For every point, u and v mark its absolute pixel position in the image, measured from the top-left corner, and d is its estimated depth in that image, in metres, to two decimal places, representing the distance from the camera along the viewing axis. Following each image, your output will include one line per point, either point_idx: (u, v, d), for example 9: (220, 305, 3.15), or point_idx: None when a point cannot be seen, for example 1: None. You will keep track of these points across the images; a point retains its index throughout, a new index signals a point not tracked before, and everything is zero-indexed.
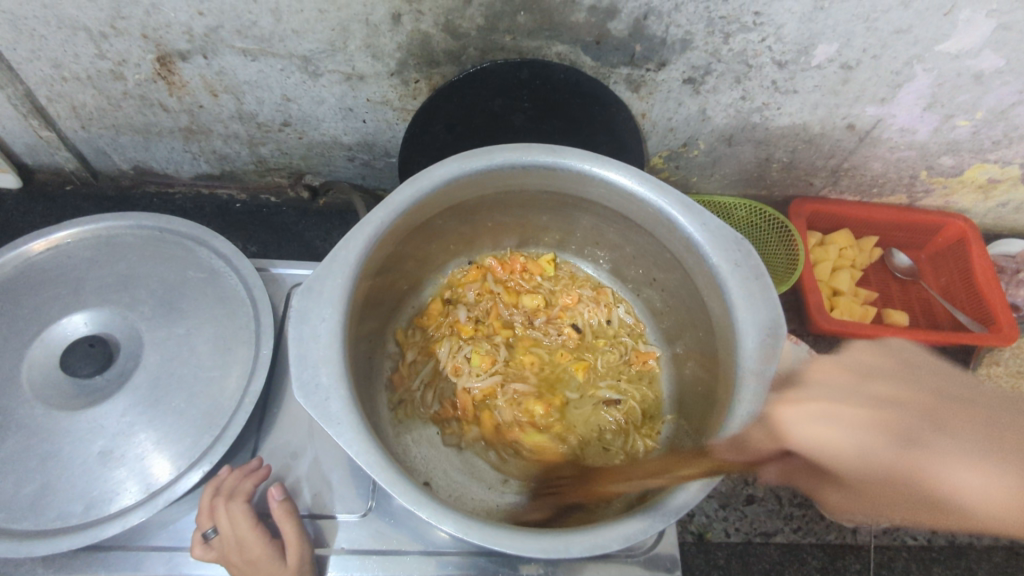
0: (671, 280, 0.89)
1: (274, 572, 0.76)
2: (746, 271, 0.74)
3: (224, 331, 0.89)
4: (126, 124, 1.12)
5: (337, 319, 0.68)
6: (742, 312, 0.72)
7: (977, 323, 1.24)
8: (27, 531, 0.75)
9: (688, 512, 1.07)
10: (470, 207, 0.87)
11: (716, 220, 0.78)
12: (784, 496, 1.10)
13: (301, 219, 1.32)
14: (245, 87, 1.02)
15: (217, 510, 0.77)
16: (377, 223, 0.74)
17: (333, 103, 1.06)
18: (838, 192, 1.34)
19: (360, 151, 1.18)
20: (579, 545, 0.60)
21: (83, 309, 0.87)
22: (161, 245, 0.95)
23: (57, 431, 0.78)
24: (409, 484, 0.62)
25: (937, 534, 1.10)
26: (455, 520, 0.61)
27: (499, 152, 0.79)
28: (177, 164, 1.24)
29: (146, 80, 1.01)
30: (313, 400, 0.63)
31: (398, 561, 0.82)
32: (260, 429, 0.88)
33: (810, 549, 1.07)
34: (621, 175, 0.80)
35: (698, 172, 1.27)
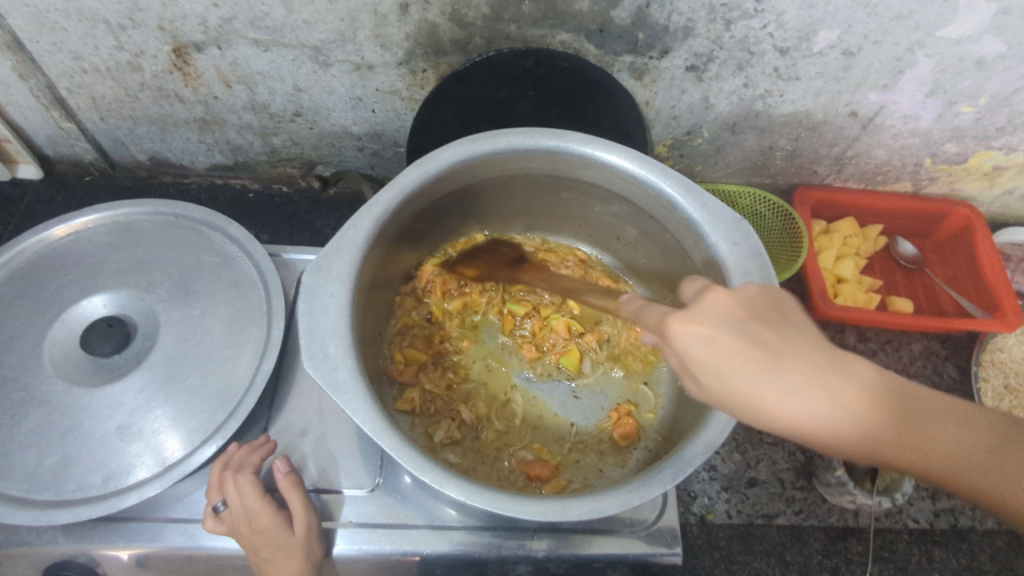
0: (672, 263, 0.90)
1: (283, 541, 0.79)
2: (744, 250, 0.76)
3: (238, 312, 0.92)
4: (143, 114, 1.15)
5: (346, 293, 0.70)
6: (740, 289, 0.74)
7: (981, 308, 1.25)
8: (49, 502, 0.78)
9: (691, 493, 1.09)
10: (477, 189, 0.89)
11: (715, 201, 0.79)
12: (787, 479, 1.11)
13: (312, 209, 1.33)
14: (258, 78, 1.05)
15: (226, 484, 0.80)
16: (383, 204, 0.76)
17: (342, 93, 1.08)
18: (843, 180, 1.34)
19: (369, 141, 1.21)
20: (578, 510, 0.62)
21: (102, 291, 0.90)
22: (178, 230, 0.98)
23: (79, 406, 0.81)
24: (412, 449, 0.64)
25: (939, 518, 1.11)
26: (456, 484, 0.63)
27: (502, 135, 0.81)
28: (192, 155, 1.27)
29: (162, 72, 1.04)
30: (321, 371, 0.66)
31: (405, 535, 0.85)
32: (271, 407, 0.91)
33: (813, 531, 1.08)
34: (621, 157, 0.82)
35: (702, 161, 1.28)
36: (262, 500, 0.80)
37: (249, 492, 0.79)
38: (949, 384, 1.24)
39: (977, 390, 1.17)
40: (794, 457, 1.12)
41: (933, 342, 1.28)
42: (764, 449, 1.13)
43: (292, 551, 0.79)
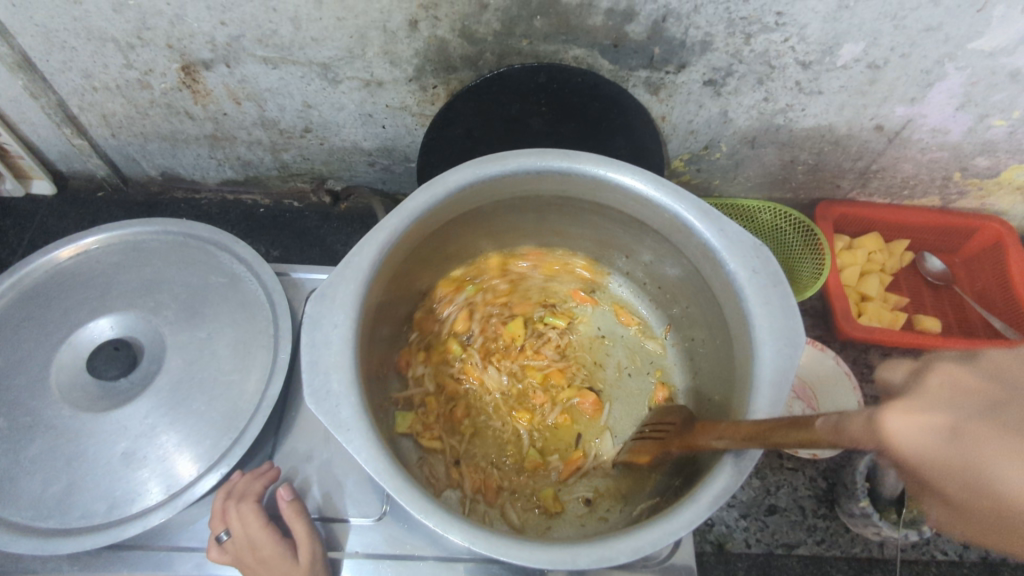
0: (689, 288, 0.87)
1: (288, 571, 0.77)
2: (764, 278, 0.73)
3: (245, 335, 0.90)
4: (154, 131, 1.14)
5: (349, 325, 0.68)
6: (760, 322, 0.71)
7: (1012, 329, 1.21)
8: (53, 530, 0.77)
9: (708, 521, 1.05)
10: (487, 212, 0.87)
11: (734, 226, 0.76)
12: (808, 507, 1.07)
13: (323, 223, 1.32)
14: (267, 95, 1.04)
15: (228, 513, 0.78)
16: (389, 230, 0.74)
17: (352, 110, 1.07)
18: (867, 194, 1.30)
19: (380, 156, 1.19)
20: (587, 557, 0.59)
21: (109, 313, 0.89)
22: (186, 250, 0.98)
23: (84, 432, 0.81)
24: (417, 490, 0.62)
25: (969, 549, 1.06)
26: (461, 529, 0.60)
27: (511, 157, 0.79)
28: (203, 170, 1.26)
29: (172, 89, 1.03)
30: (323, 407, 0.64)
31: (413, 566, 0.83)
32: (277, 433, 0.89)
33: (835, 563, 1.04)
34: (635, 179, 0.79)
35: (721, 175, 1.24)
36: (265, 529, 0.79)
37: (252, 521, 0.78)
38: None
39: None
40: (815, 484, 1.09)
41: None
42: (785, 474, 1.09)
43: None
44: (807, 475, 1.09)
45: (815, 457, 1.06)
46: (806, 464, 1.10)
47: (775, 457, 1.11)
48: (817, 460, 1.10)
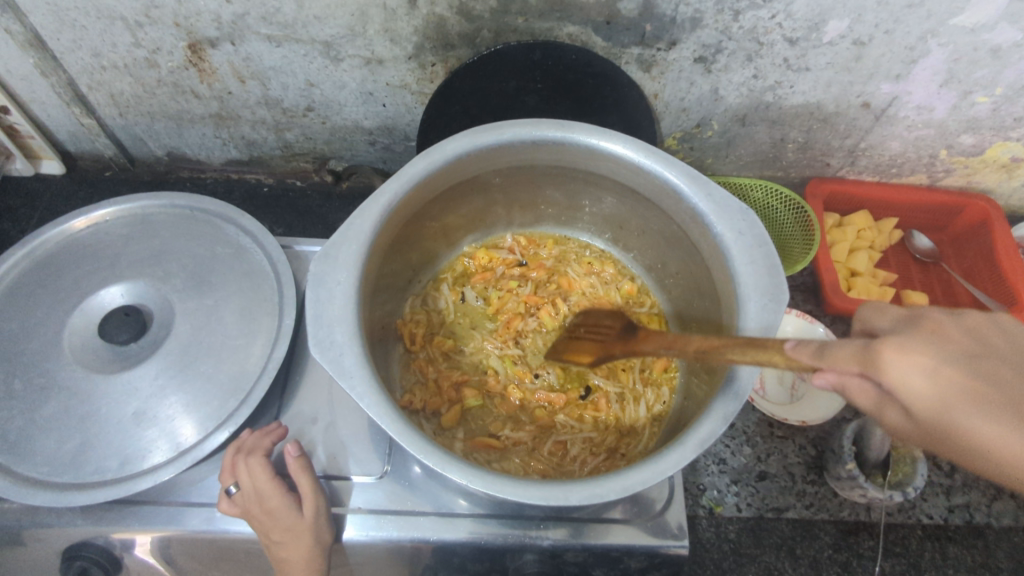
0: (679, 254, 0.91)
1: (292, 522, 0.80)
2: (750, 240, 0.76)
3: (251, 302, 0.94)
4: (160, 110, 1.17)
5: (352, 281, 0.71)
6: (745, 281, 0.74)
7: (997, 303, 1.24)
8: (68, 484, 0.80)
9: (700, 486, 1.09)
10: (484, 181, 0.91)
11: (721, 191, 0.79)
12: (797, 473, 1.10)
13: (325, 203, 1.35)
14: (270, 73, 1.07)
15: (238, 466, 0.82)
16: (391, 193, 0.78)
17: (354, 88, 1.10)
18: (857, 173, 1.33)
19: (381, 135, 1.22)
20: (578, 494, 0.62)
21: (119, 281, 0.92)
22: (193, 222, 1.01)
23: (97, 392, 0.84)
24: (416, 433, 0.65)
25: (954, 513, 1.09)
26: (459, 469, 0.63)
27: (508, 127, 0.82)
28: (208, 150, 1.29)
29: (178, 68, 1.06)
30: (328, 355, 0.67)
31: (414, 521, 0.86)
32: (282, 395, 0.93)
33: (823, 525, 1.07)
34: (626, 147, 0.82)
35: (713, 154, 1.27)
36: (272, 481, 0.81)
37: (260, 472, 0.81)
38: None
39: None
40: (804, 451, 1.12)
41: None
42: (774, 442, 1.13)
43: (302, 533, 0.80)
44: (796, 443, 1.13)
45: (804, 423, 1.08)
46: (795, 433, 1.13)
47: (766, 426, 1.14)
48: (806, 428, 1.14)
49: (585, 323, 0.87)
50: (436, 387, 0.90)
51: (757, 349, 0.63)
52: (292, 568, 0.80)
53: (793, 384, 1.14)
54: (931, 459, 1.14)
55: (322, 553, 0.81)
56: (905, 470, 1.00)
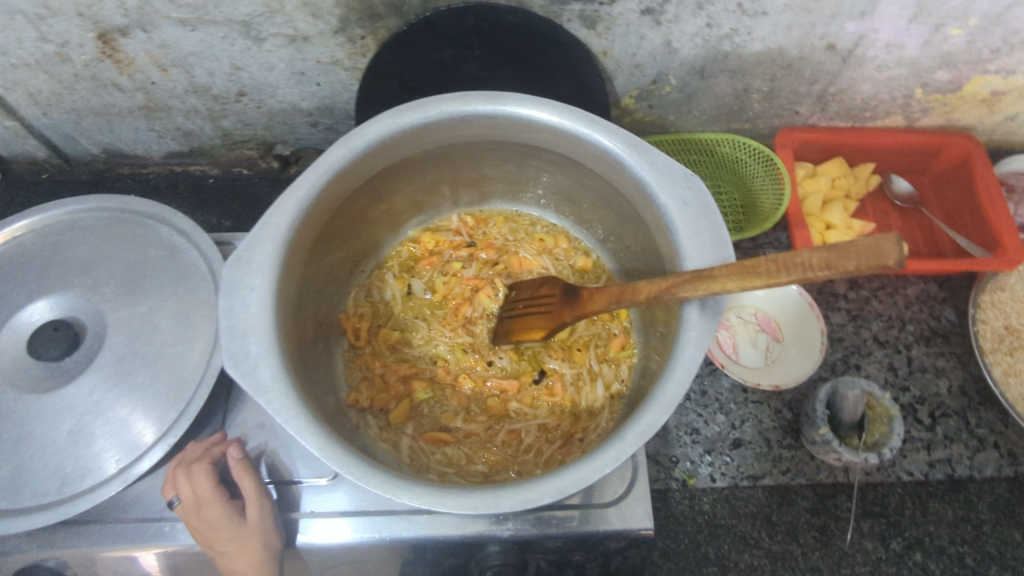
0: (630, 225, 0.86)
1: (236, 531, 0.78)
2: (695, 210, 0.71)
3: (186, 306, 0.90)
4: (86, 106, 1.11)
5: (267, 286, 0.67)
6: (690, 255, 0.69)
7: (979, 247, 1.19)
8: (6, 510, 0.78)
9: (672, 458, 1.05)
10: (417, 161, 0.85)
11: (664, 158, 0.74)
12: (773, 439, 1.07)
13: (273, 189, 1.27)
14: (191, 59, 1.00)
15: (179, 476, 0.79)
16: (309, 185, 0.72)
17: (283, 68, 1.03)
18: (829, 119, 1.26)
19: (322, 115, 1.16)
20: (512, 500, 0.59)
21: (46, 295, 0.88)
22: (122, 225, 0.96)
23: (28, 413, 0.81)
24: (339, 446, 0.61)
25: (935, 468, 1.06)
26: (387, 481, 0.60)
27: (432, 103, 0.76)
28: (145, 144, 1.23)
29: (93, 60, 1.00)
30: (243, 369, 0.63)
31: (369, 521, 0.83)
32: (227, 401, 0.89)
33: (800, 491, 1.04)
34: (561, 117, 0.76)
35: (674, 110, 1.21)
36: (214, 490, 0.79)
37: (202, 482, 0.79)
38: (947, 329, 1.18)
39: (976, 333, 1.10)
40: (780, 415, 1.08)
41: (931, 285, 1.22)
42: (749, 408, 1.09)
43: (247, 542, 0.78)
44: (771, 407, 1.09)
45: (777, 388, 1.04)
46: (770, 396, 1.09)
47: (739, 391, 1.10)
48: (781, 392, 1.10)
49: (530, 294, 0.85)
50: (383, 383, 0.86)
51: (706, 281, 0.64)
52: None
53: (766, 346, 1.12)
54: (911, 413, 1.10)
55: (271, 561, 0.79)
56: (882, 430, 0.97)
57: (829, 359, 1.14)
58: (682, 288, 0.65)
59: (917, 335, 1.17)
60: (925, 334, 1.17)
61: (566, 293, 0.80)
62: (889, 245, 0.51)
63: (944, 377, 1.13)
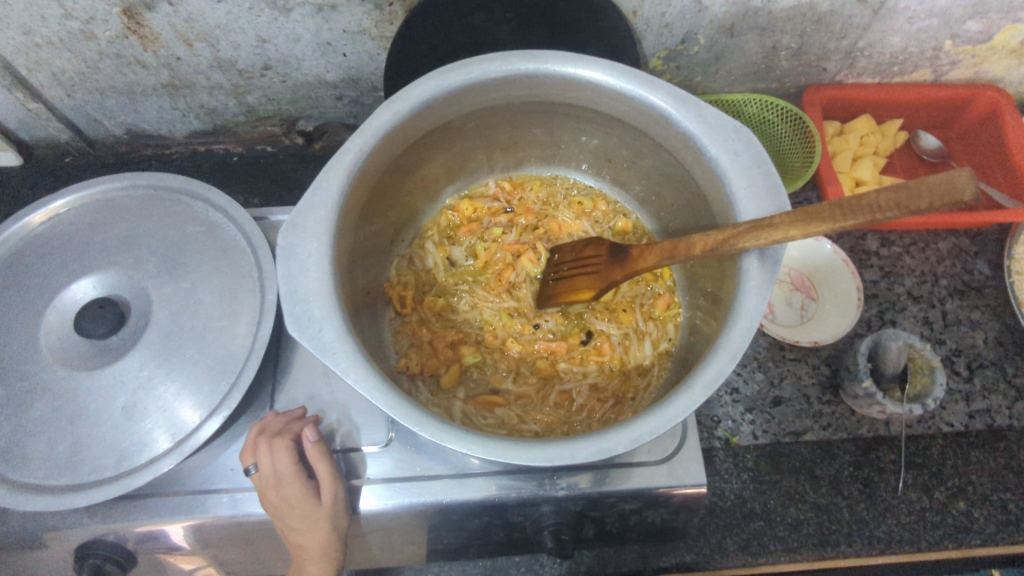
0: (673, 183, 0.85)
1: (312, 510, 0.79)
2: (747, 161, 0.70)
3: (229, 280, 0.89)
4: (110, 86, 1.10)
5: (324, 250, 0.66)
6: (746, 206, 0.69)
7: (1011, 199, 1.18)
8: (66, 486, 0.78)
9: (713, 417, 1.06)
10: (457, 126, 0.84)
11: (713, 110, 0.73)
12: (812, 395, 1.08)
13: (300, 166, 1.27)
14: (217, 33, 0.99)
15: (261, 447, 0.79)
16: (356, 150, 0.72)
17: (309, 39, 1.02)
18: (855, 75, 1.25)
19: (347, 88, 1.15)
20: (586, 451, 0.59)
21: (90, 274, 0.88)
22: (158, 203, 0.95)
23: (83, 390, 0.81)
24: (408, 405, 0.61)
25: (975, 419, 1.07)
26: (459, 437, 0.60)
27: (475, 64, 0.75)
28: (168, 123, 1.22)
29: (118, 37, 0.98)
30: (308, 333, 0.63)
31: (424, 485, 0.84)
32: (276, 373, 0.90)
33: (841, 445, 1.05)
34: (606, 74, 0.75)
35: (701, 71, 1.20)
36: (295, 467, 0.79)
37: (283, 459, 0.78)
38: (980, 282, 1.18)
39: (1012, 282, 1.11)
40: (818, 372, 1.09)
41: (962, 239, 1.22)
42: (787, 366, 1.10)
43: (321, 523, 0.79)
44: (810, 363, 1.10)
45: (817, 344, 1.05)
46: (808, 354, 1.11)
47: (777, 349, 1.11)
48: (819, 349, 1.10)
49: (575, 255, 0.84)
50: (432, 349, 0.86)
51: (768, 230, 0.63)
52: (306, 554, 0.79)
53: (802, 305, 1.12)
54: (948, 366, 1.11)
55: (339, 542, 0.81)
56: (924, 381, 0.98)
57: (864, 315, 1.14)
58: (742, 239, 0.64)
59: (951, 290, 1.17)
60: (959, 288, 1.17)
61: (613, 252, 0.79)
62: (964, 181, 0.52)
63: (980, 330, 1.14)
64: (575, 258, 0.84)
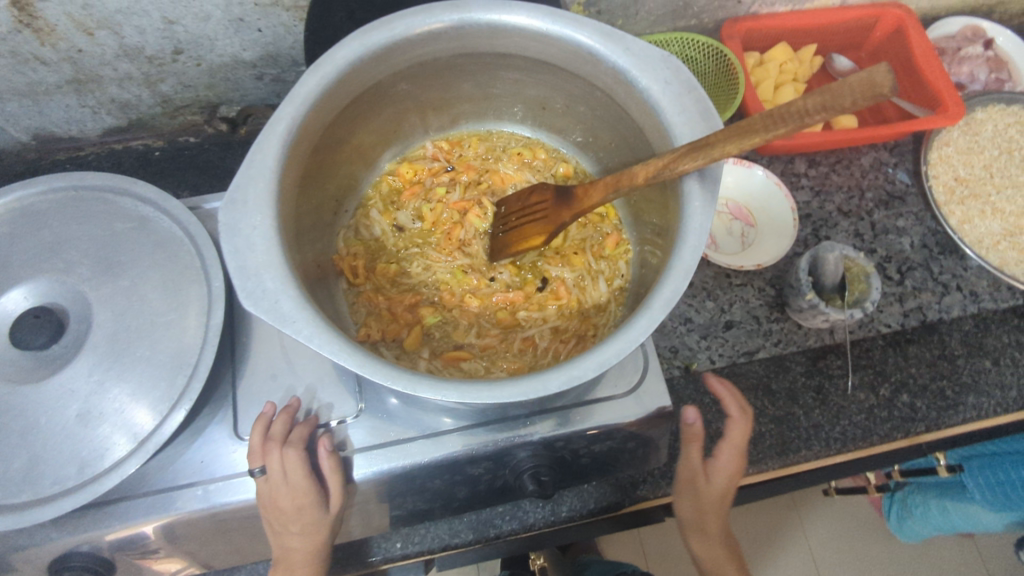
0: (607, 121, 0.87)
1: (315, 516, 0.82)
2: (676, 87, 0.72)
3: (171, 273, 0.87)
4: (8, 87, 1.03)
5: (269, 222, 0.65)
6: (680, 130, 0.71)
7: (922, 108, 1.24)
8: (28, 503, 0.75)
9: (671, 349, 1.10)
10: (387, 88, 0.83)
11: (638, 42, 0.74)
12: (761, 315, 1.13)
13: (226, 153, 1.21)
14: (119, 18, 0.94)
15: (276, 457, 0.79)
16: (287, 119, 0.70)
17: (220, 16, 0.98)
18: (768, 5, 1.29)
19: (266, 65, 1.12)
20: (558, 381, 0.60)
21: (19, 283, 0.83)
22: (81, 203, 0.91)
23: (29, 403, 0.77)
24: (376, 362, 0.61)
25: (909, 317, 1.14)
26: (432, 385, 0.61)
27: (398, 20, 0.74)
28: (79, 123, 1.16)
29: (10, 32, 0.92)
30: (263, 305, 0.62)
31: (401, 449, 0.84)
32: (234, 361, 0.88)
33: (793, 358, 1.10)
34: (530, 17, 0.76)
35: (621, 14, 1.21)
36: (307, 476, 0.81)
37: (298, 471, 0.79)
38: (903, 190, 1.25)
39: (929, 189, 1.22)
40: (764, 293, 1.14)
41: (882, 152, 1.28)
42: (734, 291, 1.14)
43: (320, 527, 0.83)
44: (756, 286, 1.15)
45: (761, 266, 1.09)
46: (752, 278, 1.15)
47: (724, 277, 1.15)
48: (762, 271, 1.15)
49: (522, 203, 0.85)
50: (391, 315, 0.86)
51: (703, 150, 0.65)
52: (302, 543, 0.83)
53: (742, 233, 1.16)
54: (881, 272, 1.17)
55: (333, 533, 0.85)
56: (861, 288, 1.03)
57: (800, 235, 1.19)
58: (680, 162, 0.66)
59: (876, 201, 1.23)
60: (883, 198, 1.24)
61: (558, 195, 0.80)
62: (882, 75, 0.55)
63: (906, 235, 1.21)
64: (521, 206, 0.85)
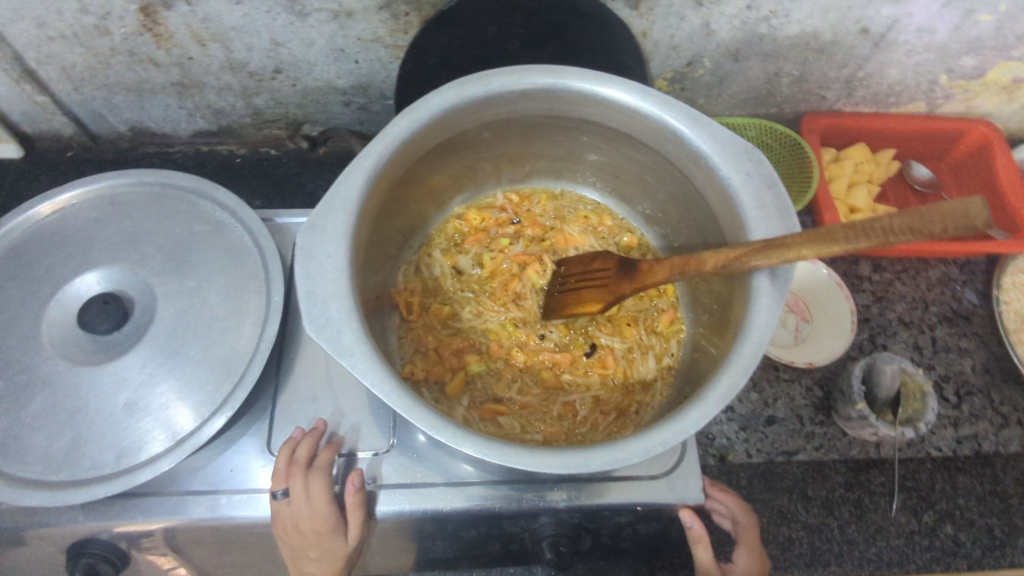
0: (680, 200, 0.87)
1: (334, 546, 0.80)
2: (757, 180, 0.72)
3: (235, 280, 0.89)
4: (118, 82, 1.10)
5: (343, 253, 0.67)
6: (756, 225, 0.71)
7: (1000, 231, 1.21)
8: (64, 482, 0.77)
9: (708, 435, 1.07)
10: (471, 137, 0.85)
11: (725, 130, 0.75)
12: (806, 415, 1.09)
13: (302, 169, 1.27)
14: (232, 34, 1.00)
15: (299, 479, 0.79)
16: (375, 156, 0.72)
17: (323, 45, 1.03)
18: (852, 104, 1.29)
19: (356, 94, 1.16)
20: (600, 461, 0.60)
21: (96, 268, 0.87)
22: (165, 200, 0.95)
23: (84, 385, 0.80)
24: (423, 409, 0.62)
25: (962, 444, 1.09)
26: (474, 442, 0.60)
27: (495, 76, 0.77)
28: (174, 122, 1.22)
29: (132, 34, 0.98)
30: (324, 334, 0.63)
31: (425, 493, 0.83)
32: (278, 374, 0.90)
33: (833, 466, 1.06)
34: (622, 91, 0.77)
35: (705, 93, 1.23)
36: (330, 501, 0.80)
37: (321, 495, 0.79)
38: (969, 310, 1.21)
39: (1000, 313, 1.15)
40: (812, 393, 1.11)
41: (952, 267, 1.25)
42: (782, 386, 1.11)
43: (339, 558, 0.81)
44: (803, 384, 1.11)
45: (812, 365, 1.06)
46: (801, 375, 1.12)
47: (772, 369, 1.12)
48: (813, 370, 1.12)
49: (584, 268, 0.85)
50: (437, 356, 0.87)
51: (779, 251, 0.64)
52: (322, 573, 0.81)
53: (797, 326, 1.13)
54: (938, 391, 1.13)
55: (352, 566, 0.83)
56: (916, 405, 0.99)
57: (856, 338, 1.16)
58: (753, 258, 0.66)
59: (940, 317, 1.20)
60: (948, 315, 1.20)
61: (622, 266, 0.80)
62: (976, 207, 0.54)
63: (968, 357, 1.17)
64: (583, 270, 0.85)
